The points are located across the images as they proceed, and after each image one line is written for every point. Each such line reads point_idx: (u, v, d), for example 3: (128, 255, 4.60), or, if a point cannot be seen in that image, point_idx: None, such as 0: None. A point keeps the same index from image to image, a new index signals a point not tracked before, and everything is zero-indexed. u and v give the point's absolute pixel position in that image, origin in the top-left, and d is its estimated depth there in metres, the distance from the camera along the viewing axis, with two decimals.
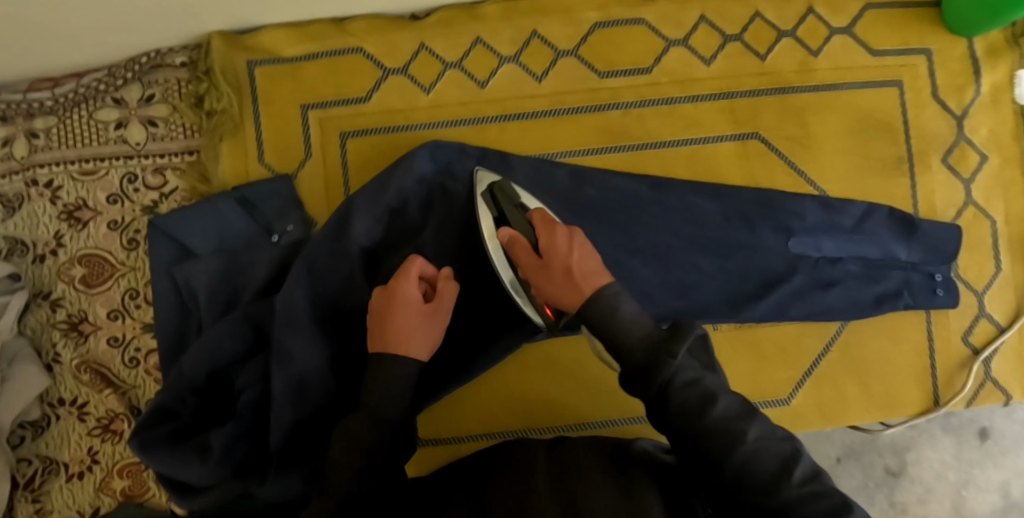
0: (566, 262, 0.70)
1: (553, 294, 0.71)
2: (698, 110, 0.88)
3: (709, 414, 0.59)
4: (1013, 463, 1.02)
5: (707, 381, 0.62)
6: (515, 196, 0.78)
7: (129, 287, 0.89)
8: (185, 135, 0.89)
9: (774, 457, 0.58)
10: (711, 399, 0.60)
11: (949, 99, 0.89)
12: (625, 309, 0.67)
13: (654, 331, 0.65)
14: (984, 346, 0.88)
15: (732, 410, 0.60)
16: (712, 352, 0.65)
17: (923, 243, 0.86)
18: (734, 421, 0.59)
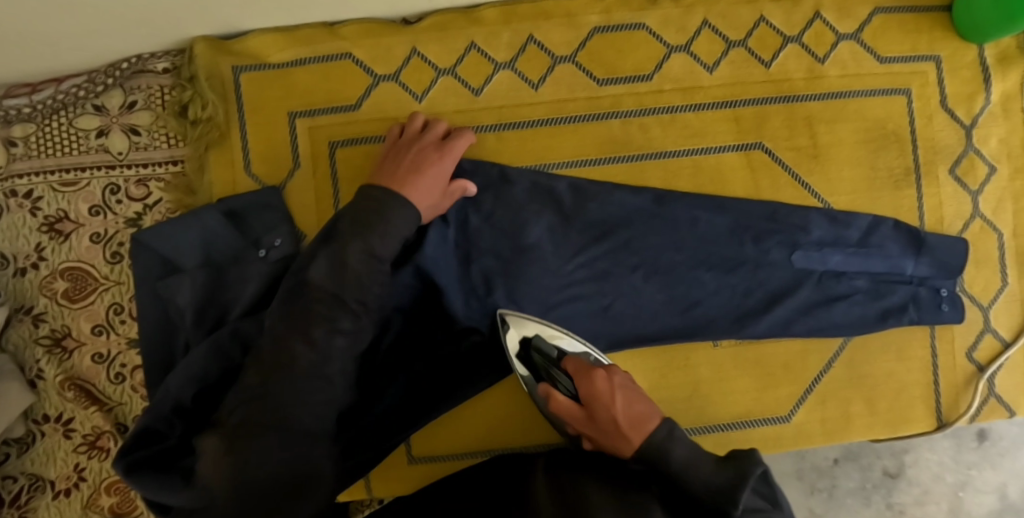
0: (613, 417, 0.71)
1: (607, 442, 0.71)
2: (700, 119, 0.85)
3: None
4: (1012, 465, 1.00)
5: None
6: (547, 346, 0.79)
7: (113, 302, 0.87)
8: (170, 144, 0.86)
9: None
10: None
11: (958, 108, 0.87)
12: (679, 452, 0.67)
13: (721, 469, 0.66)
14: (989, 362, 0.87)
15: None
16: (774, 489, 0.67)
17: (928, 257, 0.84)
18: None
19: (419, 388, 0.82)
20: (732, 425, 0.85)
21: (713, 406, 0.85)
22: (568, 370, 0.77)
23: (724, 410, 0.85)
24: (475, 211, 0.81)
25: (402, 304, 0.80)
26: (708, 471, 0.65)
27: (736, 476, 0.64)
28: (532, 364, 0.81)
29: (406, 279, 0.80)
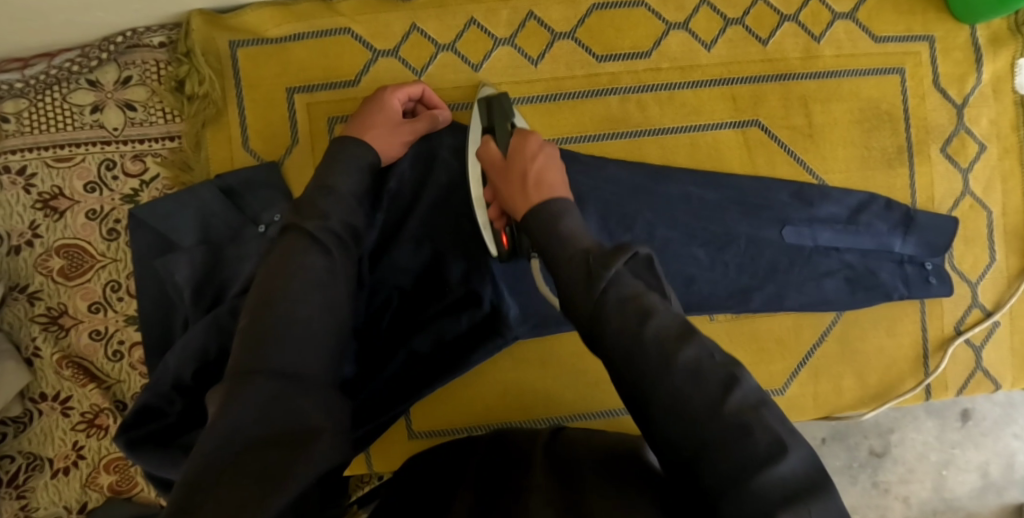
0: (524, 169, 0.72)
1: (501, 176, 0.73)
2: (698, 97, 0.85)
3: (663, 357, 0.53)
4: (994, 444, 1.03)
5: (650, 299, 0.58)
6: (512, 114, 0.78)
7: (110, 279, 0.86)
8: (166, 119, 0.85)
9: (712, 378, 0.52)
10: (643, 317, 0.55)
11: (950, 88, 0.88)
12: (567, 223, 0.68)
13: (603, 250, 0.62)
14: (968, 327, 0.89)
15: (667, 328, 0.55)
16: (660, 277, 0.61)
17: (918, 235, 0.86)
18: (671, 338, 0.54)
19: (421, 363, 0.81)
20: None
21: None
22: (512, 131, 0.77)
23: None
24: (473, 188, 0.82)
25: (403, 281, 0.81)
26: (587, 243, 0.65)
27: (607, 255, 0.60)
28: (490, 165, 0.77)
29: (405, 258, 0.81)
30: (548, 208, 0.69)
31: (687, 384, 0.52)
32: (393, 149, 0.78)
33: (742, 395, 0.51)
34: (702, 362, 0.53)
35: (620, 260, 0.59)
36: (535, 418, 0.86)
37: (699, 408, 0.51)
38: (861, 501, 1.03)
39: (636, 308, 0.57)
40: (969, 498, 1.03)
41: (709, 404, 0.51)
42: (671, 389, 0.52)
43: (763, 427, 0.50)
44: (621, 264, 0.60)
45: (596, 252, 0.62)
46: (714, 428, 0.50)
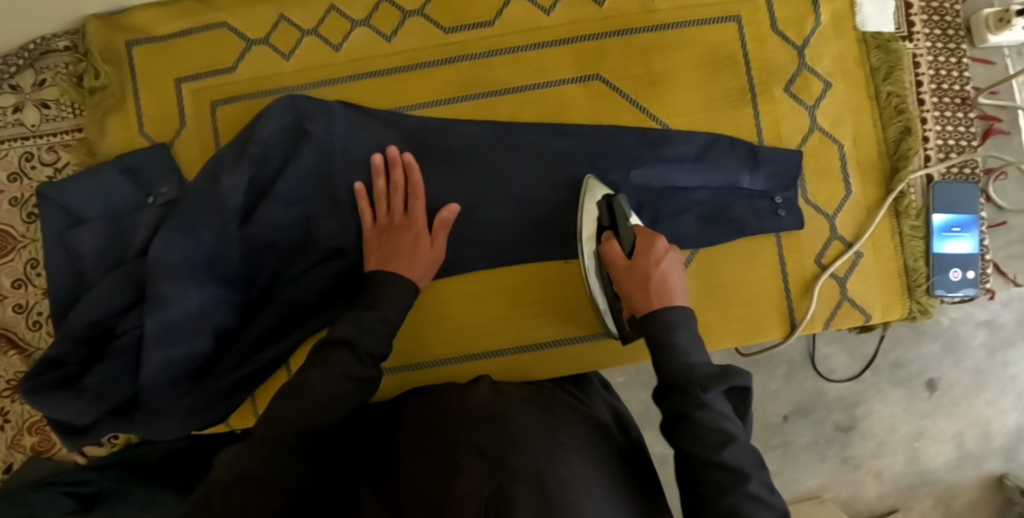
0: (647, 272, 0.75)
1: (414, 264, 0.83)
2: (541, 57, 0.92)
3: (716, 455, 0.63)
4: (966, 413, 1.05)
5: (733, 426, 0.65)
6: (626, 213, 0.82)
7: (31, 257, 0.97)
8: (75, 114, 0.96)
9: (731, 479, 0.62)
10: (723, 442, 0.63)
11: (789, 30, 0.92)
12: (680, 334, 0.70)
13: (713, 368, 0.67)
14: (830, 261, 0.90)
15: (740, 459, 0.63)
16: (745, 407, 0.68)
17: (766, 170, 0.89)
18: (741, 468, 0.63)
19: (295, 311, 0.89)
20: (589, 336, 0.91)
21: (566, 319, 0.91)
22: (635, 230, 0.80)
23: (579, 321, 0.91)
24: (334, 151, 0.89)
25: (272, 237, 0.88)
26: (703, 360, 0.68)
27: (722, 376, 0.65)
28: (607, 213, 0.84)
29: (276, 216, 0.87)
30: (673, 311, 0.72)
31: (742, 512, 0.61)
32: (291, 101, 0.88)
33: None
34: (734, 464, 0.63)
35: (723, 386, 0.64)
36: (512, 347, 0.91)
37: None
38: (835, 478, 1.06)
39: (722, 436, 0.64)
40: (944, 469, 1.05)
41: None
42: (728, 502, 0.62)
43: None
44: (720, 388, 0.65)
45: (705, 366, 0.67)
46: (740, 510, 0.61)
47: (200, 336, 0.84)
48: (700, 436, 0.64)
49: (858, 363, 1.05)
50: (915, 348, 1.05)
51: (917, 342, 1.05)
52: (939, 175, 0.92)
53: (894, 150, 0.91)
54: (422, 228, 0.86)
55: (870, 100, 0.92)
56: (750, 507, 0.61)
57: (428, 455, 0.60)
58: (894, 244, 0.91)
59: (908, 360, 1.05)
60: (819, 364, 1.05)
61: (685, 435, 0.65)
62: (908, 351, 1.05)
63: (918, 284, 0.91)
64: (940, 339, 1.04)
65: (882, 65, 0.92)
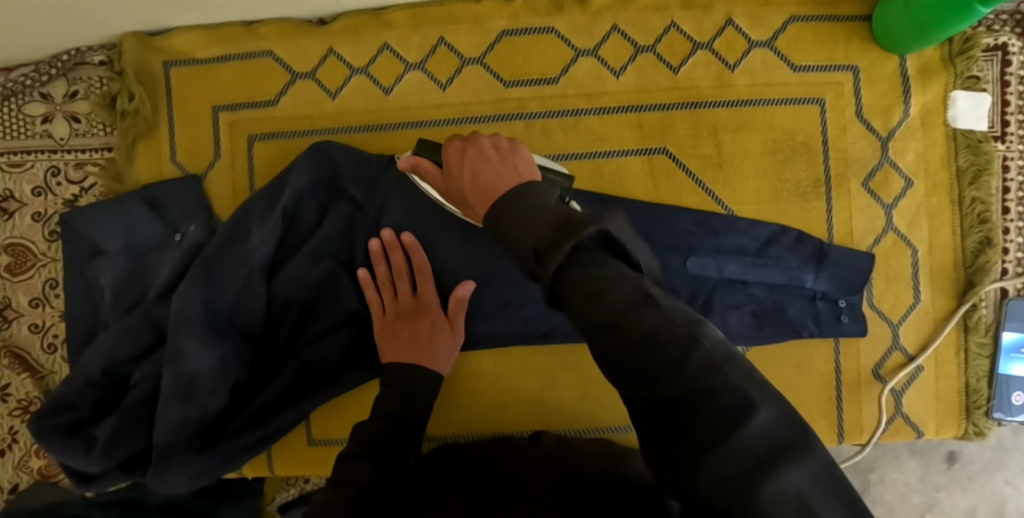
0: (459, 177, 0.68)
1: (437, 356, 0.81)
2: (604, 124, 0.85)
3: (601, 309, 0.48)
4: (982, 488, 0.97)
5: (607, 268, 0.50)
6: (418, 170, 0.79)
7: (49, 276, 0.93)
8: (105, 131, 0.91)
9: (675, 341, 0.47)
10: (600, 291, 0.49)
11: (874, 120, 0.85)
12: (518, 209, 0.58)
13: (554, 228, 0.53)
14: (889, 373, 0.85)
15: (626, 297, 0.49)
16: (621, 239, 0.52)
17: (831, 272, 0.84)
18: (627, 310, 0.48)
19: (314, 373, 0.84)
20: (622, 426, 0.86)
21: (599, 407, 0.86)
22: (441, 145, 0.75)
23: (611, 411, 0.86)
24: (375, 210, 0.83)
25: (296, 294, 0.83)
26: (544, 228, 0.53)
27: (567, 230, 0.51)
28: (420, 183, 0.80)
29: (313, 273, 0.83)
30: (508, 200, 0.59)
31: (653, 351, 0.47)
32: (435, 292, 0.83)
33: (705, 355, 0.46)
34: (665, 325, 0.48)
35: (563, 251, 0.50)
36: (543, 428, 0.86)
37: (662, 368, 0.46)
38: None
39: (591, 282, 0.49)
40: None
41: (677, 366, 0.46)
42: (633, 347, 0.47)
43: (731, 383, 0.45)
44: (565, 247, 0.50)
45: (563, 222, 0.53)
46: (702, 387, 0.45)
47: (214, 394, 0.80)
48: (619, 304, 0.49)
49: None
50: None
51: None
52: (1014, 290, 0.86)
53: (970, 262, 0.85)
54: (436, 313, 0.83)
55: (951, 204, 0.85)
56: (657, 352, 0.47)
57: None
58: (958, 361, 0.86)
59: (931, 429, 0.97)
60: None
61: (585, 303, 0.49)
62: None
63: (977, 406, 0.85)
64: None
65: (969, 167, 0.85)
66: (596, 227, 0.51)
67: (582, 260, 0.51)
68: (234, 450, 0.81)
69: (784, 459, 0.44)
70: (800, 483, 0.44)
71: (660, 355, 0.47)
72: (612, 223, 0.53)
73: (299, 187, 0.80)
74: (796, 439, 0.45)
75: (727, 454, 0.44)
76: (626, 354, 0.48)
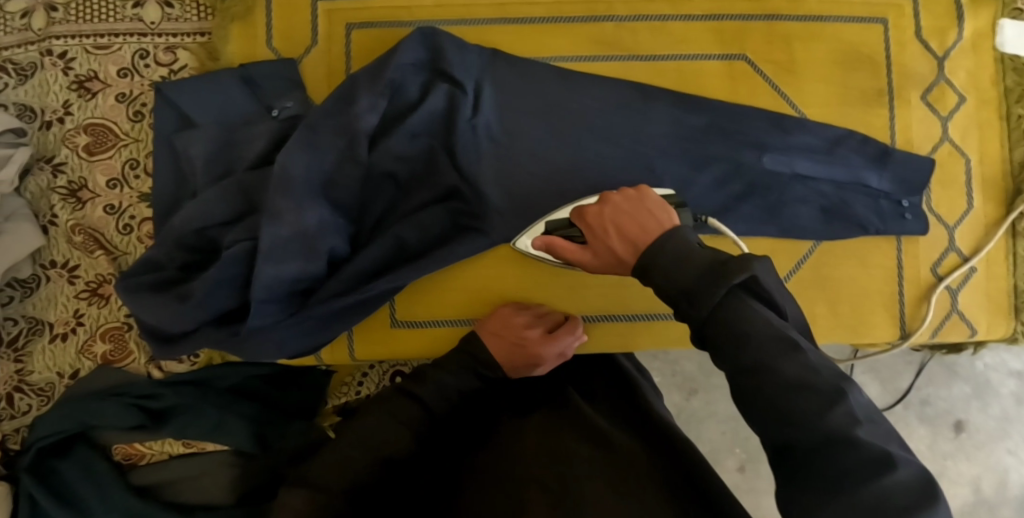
0: (604, 229, 0.69)
1: (507, 347, 0.81)
2: (688, 29, 0.91)
3: (748, 350, 0.56)
4: (985, 458, 1.14)
5: (755, 324, 0.56)
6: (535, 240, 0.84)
7: (130, 157, 0.93)
8: (199, 17, 0.93)
9: (817, 393, 0.54)
10: (744, 340, 0.56)
11: (931, 40, 0.93)
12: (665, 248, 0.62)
13: (706, 271, 0.58)
14: (946, 272, 0.91)
15: (771, 343, 0.56)
16: (767, 285, 0.58)
17: (892, 173, 0.89)
18: (772, 356, 0.55)
19: (405, 249, 0.86)
20: None
21: None
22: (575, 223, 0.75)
23: None
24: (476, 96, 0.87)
25: (392, 168, 0.85)
26: (696, 270, 0.59)
27: (715, 277, 0.57)
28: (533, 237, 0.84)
29: (409, 150, 0.86)
30: (649, 249, 0.63)
31: (792, 397, 0.54)
32: (542, 332, 0.83)
33: (844, 413, 0.53)
34: (810, 375, 0.55)
35: (715, 299, 0.57)
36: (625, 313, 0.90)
37: (801, 413, 0.54)
38: None
39: (731, 328, 0.57)
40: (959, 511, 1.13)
41: (814, 416, 0.53)
42: (776, 390, 0.55)
43: (867, 442, 0.52)
44: (716, 291, 0.57)
45: (706, 271, 0.58)
46: (831, 440, 0.53)
47: (312, 256, 0.80)
48: (766, 347, 0.55)
49: (890, 395, 1.15)
50: (947, 388, 1.15)
51: (948, 383, 1.15)
52: None
53: (1017, 172, 0.93)
54: (536, 335, 0.82)
55: (1000, 119, 0.93)
56: (794, 395, 0.54)
57: (509, 487, 0.68)
58: (1007, 262, 0.92)
59: (937, 398, 1.15)
60: None
61: (732, 346, 0.56)
62: (939, 389, 1.15)
63: None
64: (971, 382, 1.15)
65: (1016, 87, 0.93)
66: (745, 274, 0.56)
67: (729, 308, 0.57)
68: (325, 316, 0.83)
69: (919, 514, 0.50)
70: None
71: (800, 400, 0.54)
72: (767, 271, 0.58)
73: (405, 61, 0.84)
74: (931, 497, 0.51)
75: (860, 505, 0.51)
76: (766, 398, 0.55)
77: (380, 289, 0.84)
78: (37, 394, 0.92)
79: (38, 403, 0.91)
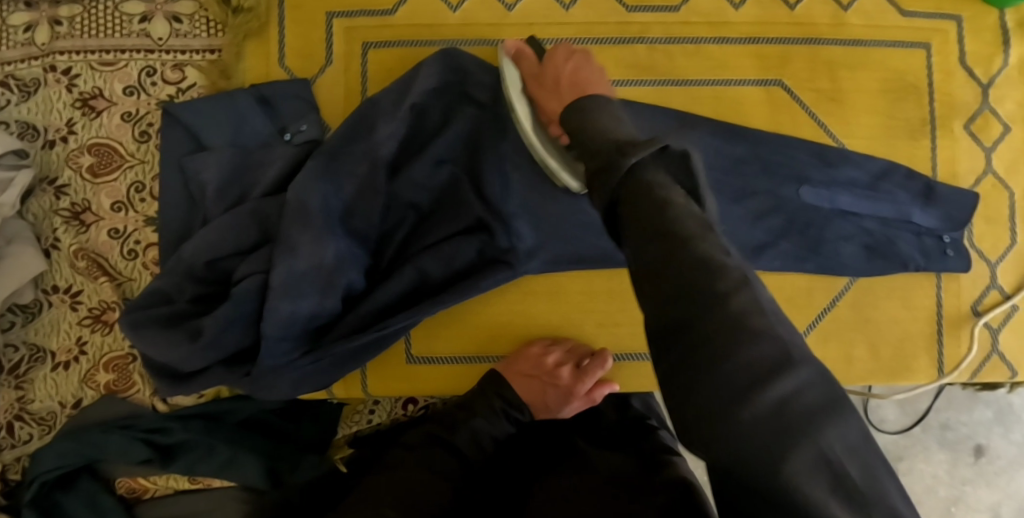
0: (557, 75, 0.75)
1: (533, 386, 0.82)
2: (723, 53, 0.87)
3: (651, 218, 0.47)
4: (1006, 485, 1.10)
5: (662, 194, 0.49)
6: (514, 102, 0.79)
7: (135, 180, 0.89)
8: (209, 33, 0.89)
9: (724, 275, 0.44)
10: (655, 207, 0.48)
11: (977, 66, 0.88)
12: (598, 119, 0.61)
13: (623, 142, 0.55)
14: (986, 309, 0.87)
15: (681, 221, 0.47)
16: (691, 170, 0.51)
17: (938, 208, 0.85)
18: (671, 227, 0.46)
19: (426, 283, 0.82)
20: None
21: None
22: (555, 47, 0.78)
23: None
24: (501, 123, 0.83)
25: (415, 199, 0.82)
26: (613, 137, 0.56)
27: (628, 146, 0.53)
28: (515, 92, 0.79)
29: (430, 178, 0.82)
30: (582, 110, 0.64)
31: (694, 274, 0.44)
32: (573, 371, 0.82)
33: (744, 293, 0.44)
34: (717, 256, 0.45)
35: (635, 157, 0.52)
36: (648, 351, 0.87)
37: (700, 292, 0.44)
38: None
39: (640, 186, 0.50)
40: None
41: (715, 300, 0.43)
42: (678, 269, 0.45)
43: (773, 335, 0.42)
44: (637, 157, 0.51)
45: (624, 142, 0.54)
46: (732, 353, 0.42)
47: (330, 292, 0.77)
48: (682, 224, 0.47)
49: (908, 417, 1.11)
50: (968, 412, 1.11)
51: (969, 407, 1.11)
52: None
53: None
54: (567, 378, 0.82)
55: None
56: (693, 274, 0.44)
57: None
58: None
59: (958, 423, 1.11)
60: (871, 413, 1.11)
61: (648, 211, 0.48)
62: (960, 414, 1.11)
63: None
64: (993, 407, 1.11)
65: None
66: (662, 145, 0.52)
67: (638, 175, 0.51)
68: (344, 354, 0.79)
69: (822, 422, 0.40)
70: (836, 451, 0.40)
71: (703, 283, 0.44)
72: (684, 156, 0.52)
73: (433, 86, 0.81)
74: (839, 407, 0.41)
75: (756, 409, 0.40)
76: (659, 275, 0.45)
77: (401, 326, 0.80)
78: (37, 423, 0.88)
79: (39, 432, 0.88)
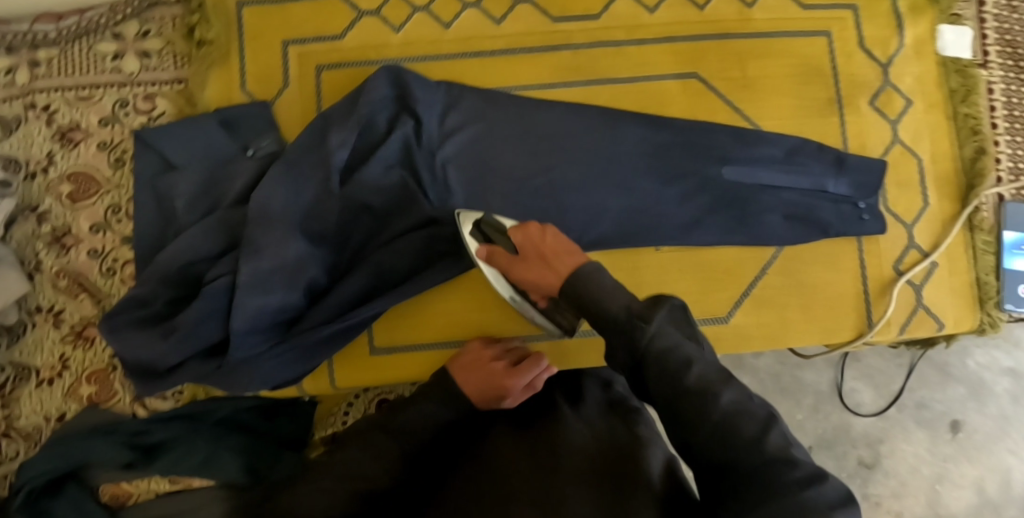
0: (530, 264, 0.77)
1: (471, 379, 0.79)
2: (643, 52, 0.96)
3: (653, 348, 0.61)
4: (988, 459, 1.11)
5: (671, 344, 0.62)
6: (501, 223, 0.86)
7: (112, 203, 0.96)
8: (176, 66, 0.98)
9: (737, 406, 0.58)
10: (675, 355, 0.61)
11: (875, 49, 0.97)
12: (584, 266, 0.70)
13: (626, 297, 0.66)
14: (907, 267, 0.94)
15: (702, 368, 0.60)
16: (692, 323, 0.65)
17: (850, 177, 0.92)
18: (687, 367, 0.60)
19: (384, 278, 0.88)
20: None
21: None
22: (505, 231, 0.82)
23: None
24: (445, 128, 0.91)
25: (367, 201, 0.88)
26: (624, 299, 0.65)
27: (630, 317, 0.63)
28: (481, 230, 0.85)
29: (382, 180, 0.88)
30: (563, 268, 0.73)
31: (703, 392, 0.59)
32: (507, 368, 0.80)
33: (751, 411, 0.58)
34: (715, 379, 0.60)
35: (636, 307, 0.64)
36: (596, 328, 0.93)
37: (706, 407, 0.58)
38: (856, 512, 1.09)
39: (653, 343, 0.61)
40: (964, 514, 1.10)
41: (726, 418, 0.58)
42: (684, 387, 0.59)
43: (774, 430, 0.57)
44: (657, 312, 0.63)
45: (631, 305, 0.64)
46: (738, 443, 0.57)
47: (293, 288, 0.82)
48: (662, 351, 0.61)
49: (884, 399, 1.12)
50: (942, 390, 1.12)
51: (942, 385, 1.12)
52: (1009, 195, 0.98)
53: (969, 169, 0.97)
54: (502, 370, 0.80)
55: (947, 120, 0.98)
56: (704, 394, 0.59)
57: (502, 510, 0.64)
58: (967, 257, 0.96)
59: (933, 401, 1.12)
60: (846, 397, 1.11)
61: (624, 340, 0.64)
62: (933, 392, 1.12)
63: (989, 297, 0.95)
64: (966, 384, 1.12)
65: (960, 88, 0.98)
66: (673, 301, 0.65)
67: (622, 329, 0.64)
68: (309, 346, 0.85)
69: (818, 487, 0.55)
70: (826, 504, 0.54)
71: (721, 410, 0.58)
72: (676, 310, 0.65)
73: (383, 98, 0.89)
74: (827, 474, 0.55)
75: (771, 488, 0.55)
76: (669, 395, 0.60)
77: (361, 319, 0.86)
78: (23, 439, 0.92)
79: (25, 447, 0.92)
